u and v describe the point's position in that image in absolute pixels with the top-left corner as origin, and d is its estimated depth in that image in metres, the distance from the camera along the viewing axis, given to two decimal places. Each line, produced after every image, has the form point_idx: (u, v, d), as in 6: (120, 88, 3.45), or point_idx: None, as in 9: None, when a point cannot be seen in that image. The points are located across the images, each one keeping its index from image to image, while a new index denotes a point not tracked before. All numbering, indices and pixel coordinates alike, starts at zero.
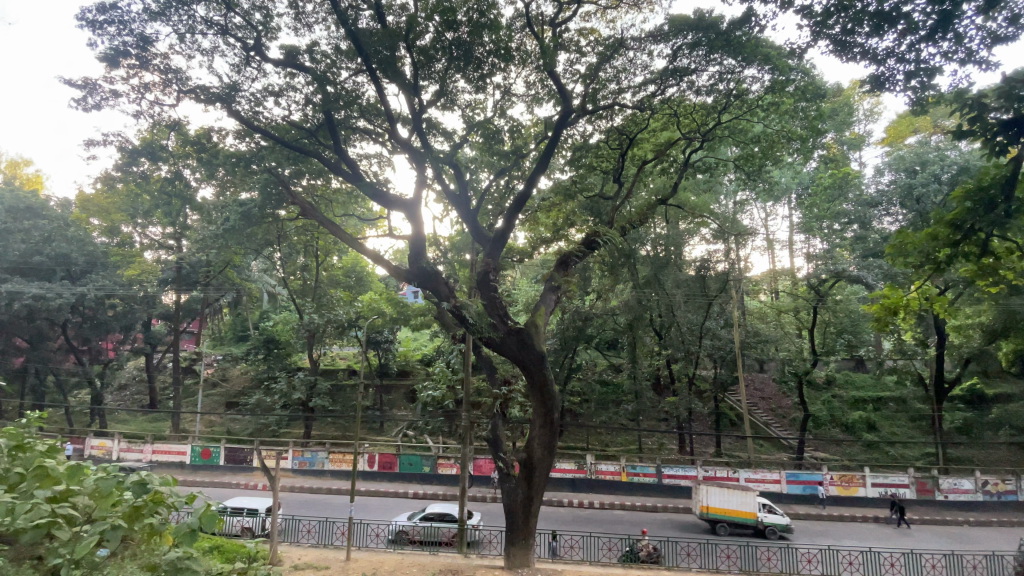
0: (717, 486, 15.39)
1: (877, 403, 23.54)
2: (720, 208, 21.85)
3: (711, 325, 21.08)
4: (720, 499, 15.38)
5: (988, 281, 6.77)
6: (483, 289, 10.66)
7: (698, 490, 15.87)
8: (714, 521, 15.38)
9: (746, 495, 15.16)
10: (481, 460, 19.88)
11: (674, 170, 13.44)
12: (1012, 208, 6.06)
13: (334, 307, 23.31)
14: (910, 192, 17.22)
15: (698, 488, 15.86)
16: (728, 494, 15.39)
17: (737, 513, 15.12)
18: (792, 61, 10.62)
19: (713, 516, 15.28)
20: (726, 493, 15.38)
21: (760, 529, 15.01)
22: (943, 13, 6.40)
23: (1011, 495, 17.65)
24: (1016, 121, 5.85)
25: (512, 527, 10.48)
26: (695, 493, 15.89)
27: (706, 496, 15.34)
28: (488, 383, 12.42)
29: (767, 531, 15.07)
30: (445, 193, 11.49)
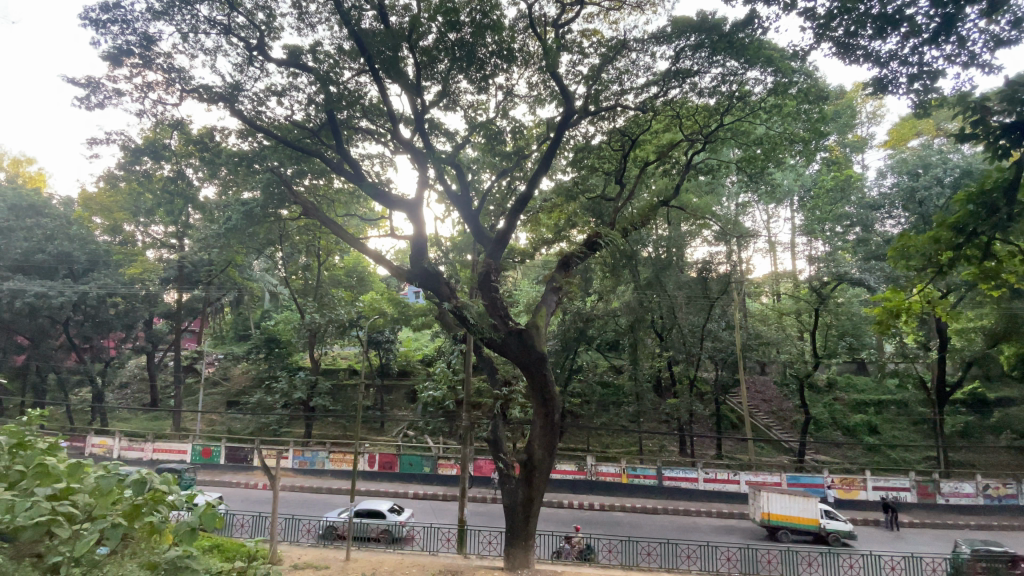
0: (779, 493, 15.15)
1: (878, 406, 23.50)
2: (722, 210, 21.83)
3: (712, 327, 21.05)
4: (782, 506, 15.17)
5: (990, 284, 6.76)
6: (484, 289, 10.67)
7: (757, 496, 15.58)
8: (775, 527, 15.13)
9: (809, 501, 14.99)
10: (482, 461, 19.88)
11: (676, 172, 13.45)
12: (1014, 212, 6.06)
13: (335, 307, 23.32)
14: (912, 195, 17.19)
15: (757, 495, 15.57)
16: (789, 501, 15.14)
17: (800, 520, 14.94)
18: (795, 63, 10.62)
19: (774, 523, 15.03)
20: (788, 499, 15.18)
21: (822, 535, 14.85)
22: (946, 16, 6.39)
23: (1012, 499, 17.59)
24: (1020, 124, 5.84)
25: (512, 528, 10.47)
26: (753, 498, 15.60)
27: (769, 503, 15.05)
28: (489, 383, 12.43)
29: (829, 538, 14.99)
30: (447, 194, 11.50)
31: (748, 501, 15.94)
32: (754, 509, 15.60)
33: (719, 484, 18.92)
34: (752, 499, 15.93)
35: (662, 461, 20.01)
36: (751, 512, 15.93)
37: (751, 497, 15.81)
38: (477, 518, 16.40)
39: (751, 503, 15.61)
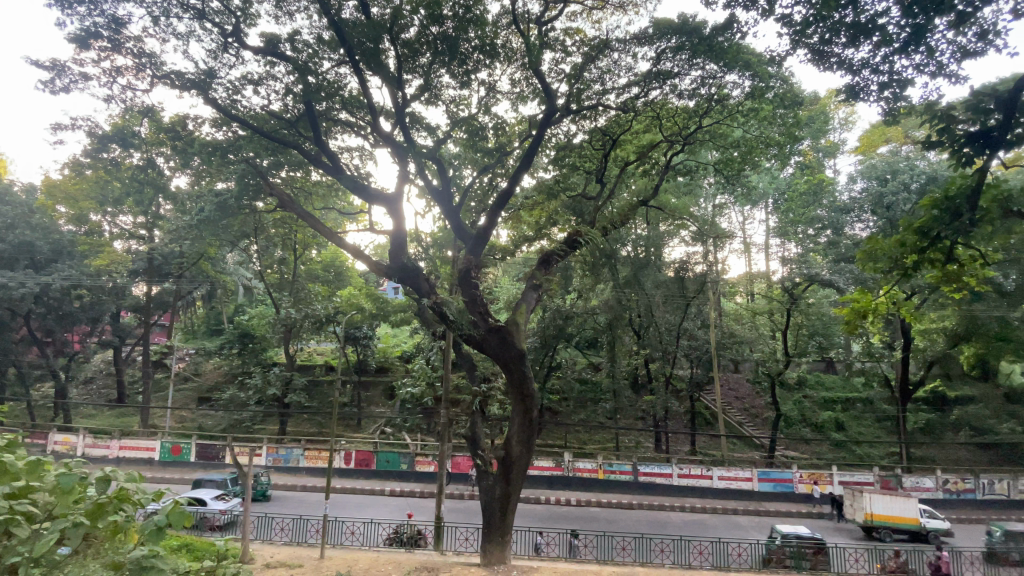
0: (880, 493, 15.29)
1: (845, 403, 24.31)
2: (699, 211, 22.22)
3: (689, 326, 21.43)
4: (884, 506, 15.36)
5: (952, 287, 7.01)
6: (465, 286, 10.64)
7: (857, 497, 15.76)
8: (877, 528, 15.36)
9: (910, 501, 15.18)
10: (459, 458, 19.84)
11: (655, 172, 13.58)
12: (976, 218, 6.32)
13: (312, 301, 22.89)
14: (881, 200, 17.83)
15: (856, 495, 15.75)
16: (891, 501, 15.35)
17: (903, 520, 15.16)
18: (772, 68, 10.87)
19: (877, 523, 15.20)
20: (889, 500, 15.35)
21: (922, 534, 15.10)
22: (916, 27, 6.62)
23: (970, 493, 18.33)
24: (983, 133, 6.10)
25: (489, 524, 10.48)
26: (853, 499, 15.84)
27: (871, 504, 15.21)
28: (468, 380, 12.41)
29: (928, 536, 15.27)
30: (428, 189, 11.40)
31: (845, 502, 16.16)
32: (855, 510, 15.84)
33: (694, 479, 19.28)
34: (849, 500, 16.14)
35: (637, 456, 20.29)
36: (848, 512, 16.18)
37: (850, 497, 16.02)
38: (455, 514, 16.37)
39: (852, 504, 15.81)
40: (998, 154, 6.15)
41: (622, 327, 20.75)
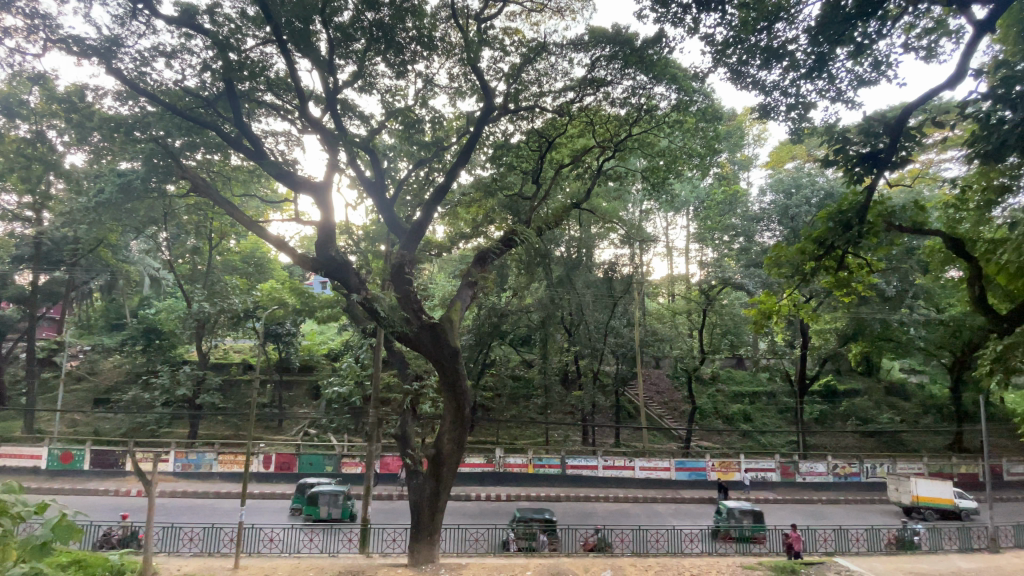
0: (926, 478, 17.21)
1: (752, 396, 26.54)
2: (627, 215, 23.30)
3: (615, 324, 22.38)
4: (928, 488, 17.33)
5: (842, 291, 7.93)
6: (398, 281, 10.42)
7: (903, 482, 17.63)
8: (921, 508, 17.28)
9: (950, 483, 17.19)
10: (389, 458, 19.45)
11: (588, 176, 14.02)
12: (863, 230, 7.19)
13: (229, 295, 21.36)
14: (786, 211, 19.71)
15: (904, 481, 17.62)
16: (933, 484, 17.34)
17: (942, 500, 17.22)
18: (696, 83, 11.61)
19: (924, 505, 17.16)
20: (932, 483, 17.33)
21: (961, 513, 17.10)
22: (820, 55, 7.40)
23: (855, 476, 20.60)
24: (871, 155, 6.93)
25: (418, 524, 10.33)
26: (899, 485, 17.70)
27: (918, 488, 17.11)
28: (399, 378, 12.16)
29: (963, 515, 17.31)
30: (360, 180, 11.02)
31: (890, 487, 18.10)
32: (900, 494, 17.73)
33: (617, 470, 20.24)
34: (893, 485, 18.03)
35: (566, 450, 20.94)
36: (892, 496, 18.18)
37: (894, 484, 17.97)
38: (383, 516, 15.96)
39: (899, 489, 17.66)
40: (882, 175, 7.02)
41: (554, 324, 21.30)
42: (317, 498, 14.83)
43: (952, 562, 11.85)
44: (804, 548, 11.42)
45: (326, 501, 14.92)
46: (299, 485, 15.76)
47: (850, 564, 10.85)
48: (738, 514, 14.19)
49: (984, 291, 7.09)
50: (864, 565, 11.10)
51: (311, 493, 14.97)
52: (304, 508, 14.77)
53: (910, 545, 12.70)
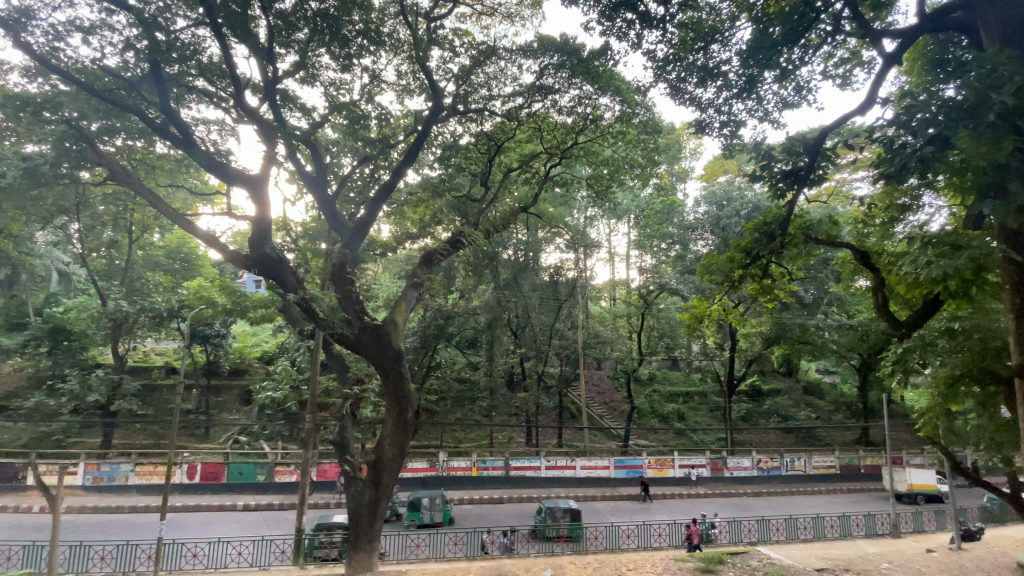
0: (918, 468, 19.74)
1: (686, 396, 27.96)
2: (573, 221, 23.90)
3: (560, 327, 22.84)
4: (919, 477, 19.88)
5: (766, 297, 8.60)
6: (338, 281, 10.07)
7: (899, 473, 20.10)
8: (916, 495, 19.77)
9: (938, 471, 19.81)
10: (327, 465, 18.76)
11: (535, 182, 14.27)
12: (784, 242, 7.85)
13: (150, 294, 19.83)
14: (718, 222, 20.98)
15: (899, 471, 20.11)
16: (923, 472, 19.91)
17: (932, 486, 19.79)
18: (638, 96, 12.14)
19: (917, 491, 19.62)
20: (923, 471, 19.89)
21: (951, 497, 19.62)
22: (750, 77, 8.00)
23: (776, 470, 22.19)
24: (793, 172, 7.56)
25: (356, 532, 10.01)
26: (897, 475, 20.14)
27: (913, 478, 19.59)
28: (339, 382, 11.73)
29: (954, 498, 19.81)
30: (300, 175, 10.58)
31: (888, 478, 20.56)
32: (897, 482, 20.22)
33: (559, 471, 20.66)
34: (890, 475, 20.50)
35: (510, 452, 21.10)
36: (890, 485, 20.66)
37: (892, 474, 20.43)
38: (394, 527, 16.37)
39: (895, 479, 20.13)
40: (801, 190, 7.67)
41: (500, 327, 21.44)
42: (420, 503, 15.67)
43: (858, 546, 13.03)
44: (702, 538, 12.49)
45: (428, 506, 15.80)
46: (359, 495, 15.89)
47: (770, 552, 11.68)
48: (553, 512, 14.48)
49: (886, 299, 7.91)
50: (781, 552, 12.00)
51: (413, 499, 15.62)
52: (412, 515, 15.37)
53: (821, 532, 13.88)
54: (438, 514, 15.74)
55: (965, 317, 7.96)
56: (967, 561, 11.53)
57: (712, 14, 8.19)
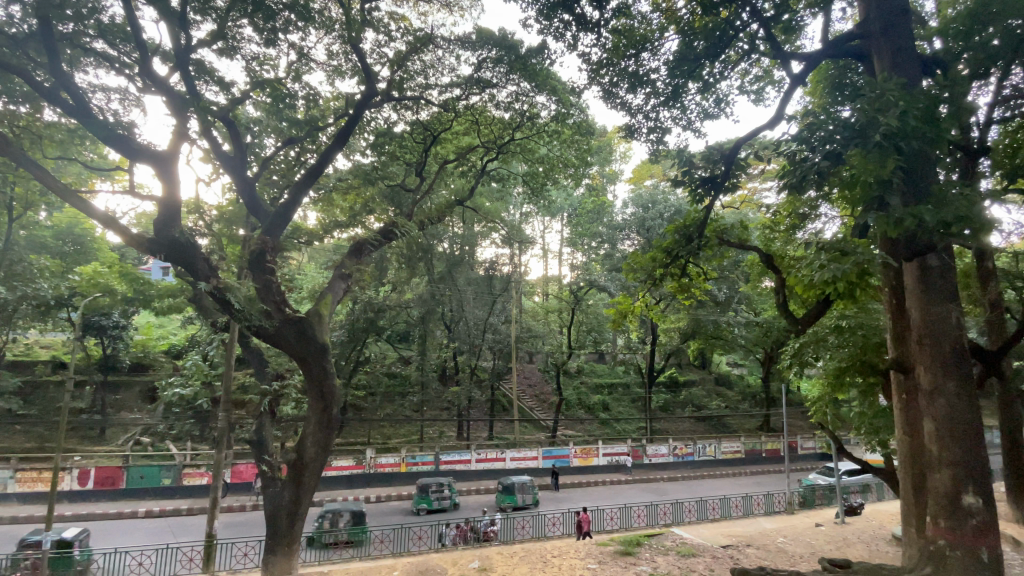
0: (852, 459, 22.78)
1: (611, 388, 29.27)
2: (508, 216, 24.10)
3: (494, 321, 22.96)
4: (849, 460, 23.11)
5: (683, 294, 9.22)
6: (257, 270, 9.47)
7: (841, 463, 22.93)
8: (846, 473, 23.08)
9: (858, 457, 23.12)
10: (242, 466, 17.65)
11: (472, 175, 14.25)
12: (700, 244, 8.46)
13: (34, 279, 17.58)
14: (643, 223, 22.04)
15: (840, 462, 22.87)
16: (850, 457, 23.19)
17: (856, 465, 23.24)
18: (573, 98, 12.47)
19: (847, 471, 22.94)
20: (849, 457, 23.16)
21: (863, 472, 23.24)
22: (675, 87, 8.53)
23: (690, 455, 23.83)
24: (710, 179, 8.19)
25: (274, 534, 9.50)
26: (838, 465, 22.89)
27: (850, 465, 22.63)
28: (257, 378, 11.04)
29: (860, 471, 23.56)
30: (216, 154, 9.80)
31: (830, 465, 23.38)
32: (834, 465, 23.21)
33: (489, 463, 20.85)
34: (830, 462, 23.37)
35: (439, 447, 20.97)
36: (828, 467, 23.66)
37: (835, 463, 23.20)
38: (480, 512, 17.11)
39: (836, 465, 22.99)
40: (717, 196, 8.32)
41: (434, 321, 21.22)
42: (514, 487, 16.70)
43: (757, 523, 14.38)
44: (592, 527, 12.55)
45: (520, 489, 16.87)
46: (421, 486, 16.46)
47: (683, 533, 12.59)
48: (334, 518, 13.60)
49: (785, 298, 8.77)
50: (692, 532, 12.97)
51: (507, 483, 16.69)
52: (509, 498, 16.33)
53: (727, 511, 15.15)
54: (530, 496, 16.75)
55: (850, 316, 9.04)
56: (847, 533, 13.05)
57: (643, 23, 8.62)
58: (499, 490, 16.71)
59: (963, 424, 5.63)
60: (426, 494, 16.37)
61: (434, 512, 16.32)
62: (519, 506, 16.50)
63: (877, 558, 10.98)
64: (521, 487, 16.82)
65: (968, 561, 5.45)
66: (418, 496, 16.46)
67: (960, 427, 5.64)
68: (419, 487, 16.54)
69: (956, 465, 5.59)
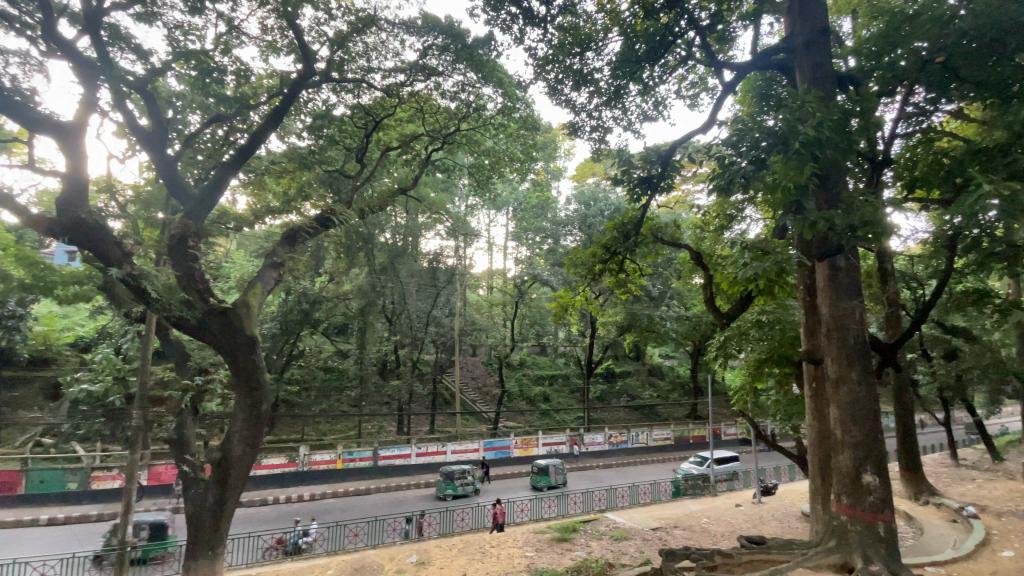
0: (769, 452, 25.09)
1: (551, 379, 29.85)
2: (452, 207, 23.83)
3: (437, 313, 22.55)
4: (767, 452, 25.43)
5: (621, 289, 9.52)
6: (177, 257, 8.76)
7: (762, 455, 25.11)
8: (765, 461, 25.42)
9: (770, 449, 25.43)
10: (161, 467, 16.47)
11: (416, 164, 13.95)
12: (637, 240, 8.76)
13: None
14: (585, 219, 22.50)
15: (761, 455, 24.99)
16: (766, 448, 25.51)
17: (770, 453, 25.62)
18: (519, 91, 12.49)
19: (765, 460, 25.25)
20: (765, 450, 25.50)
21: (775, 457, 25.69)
22: (617, 88, 8.77)
23: (624, 443, 24.81)
24: (647, 178, 8.48)
25: (196, 538, 8.93)
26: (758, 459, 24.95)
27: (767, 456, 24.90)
28: (176, 372, 10.26)
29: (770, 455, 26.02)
30: (133, 129, 8.95)
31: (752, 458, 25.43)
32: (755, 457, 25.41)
33: (429, 457, 20.68)
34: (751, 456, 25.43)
35: (377, 442, 20.54)
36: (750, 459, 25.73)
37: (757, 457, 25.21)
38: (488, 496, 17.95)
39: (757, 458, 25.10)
40: (653, 196, 8.65)
41: (374, 313, 20.70)
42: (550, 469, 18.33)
43: (684, 505, 15.25)
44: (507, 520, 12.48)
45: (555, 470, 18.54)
46: (446, 474, 17.40)
47: (616, 518, 13.12)
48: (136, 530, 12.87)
49: (713, 294, 9.27)
50: (625, 516, 13.54)
51: (543, 466, 18.29)
52: (544, 478, 17.97)
53: (657, 496, 15.93)
54: (563, 477, 18.41)
55: (770, 312, 9.72)
56: (763, 512, 14.13)
57: (588, 22, 8.75)
58: (534, 472, 18.32)
59: (863, 410, 6.22)
60: (452, 481, 17.28)
61: (459, 497, 17.25)
62: (554, 486, 18.12)
63: (788, 533, 11.97)
64: (556, 469, 18.47)
65: (865, 533, 6.05)
66: (443, 483, 17.28)
67: (860, 413, 6.23)
68: (444, 474, 17.37)
69: (857, 448, 6.18)
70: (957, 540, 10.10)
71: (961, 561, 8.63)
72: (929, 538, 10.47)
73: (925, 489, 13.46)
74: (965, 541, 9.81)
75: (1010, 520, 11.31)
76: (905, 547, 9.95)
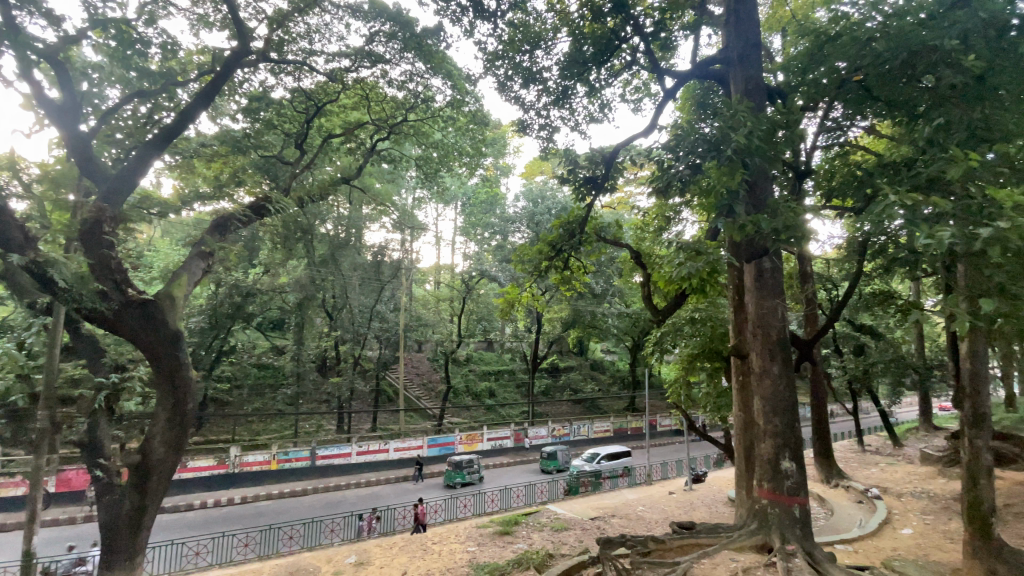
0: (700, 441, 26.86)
1: (497, 374, 30.03)
2: (399, 200, 23.32)
3: (381, 308, 21.96)
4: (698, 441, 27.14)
5: (565, 286, 9.70)
6: (90, 244, 7.99)
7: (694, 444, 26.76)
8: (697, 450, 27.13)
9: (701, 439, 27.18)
10: (71, 472, 15.10)
11: (360, 153, 13.54)
12: (581, 239, 8.95)
13: None
14: (533, 216, 22.70)
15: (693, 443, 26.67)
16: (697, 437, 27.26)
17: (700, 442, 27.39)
18: (468, 85, 12.41)
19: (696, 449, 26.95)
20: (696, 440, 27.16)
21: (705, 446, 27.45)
22: (565, 88, 8.90)
23: (566, 436, 25.39)
24: (592, 178, 8.67)
25: (111, 548, 8.26)
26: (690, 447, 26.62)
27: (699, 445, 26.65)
28: (90, 369, 9.43)
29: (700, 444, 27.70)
30: (40, 100, 8.08)
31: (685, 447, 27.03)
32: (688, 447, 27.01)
33: (371, 455, 20.23)
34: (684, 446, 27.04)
35: (316, 441, 19.83)
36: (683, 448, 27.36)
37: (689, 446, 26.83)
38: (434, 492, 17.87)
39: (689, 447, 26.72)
40: (597, 196, 8.86)
41: (313, 307, 19.94)
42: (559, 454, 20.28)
43: (622, 495, 15.85)
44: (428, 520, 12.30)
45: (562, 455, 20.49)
46: (454, 463, 18.30)
47: (557, 509, 13.42)
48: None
49: (651, 293, 9.62)
50: (566, 507, 13.86)
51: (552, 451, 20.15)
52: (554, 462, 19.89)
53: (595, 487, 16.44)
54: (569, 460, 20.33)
55: (702, 310, 10.22)
56: (695, 499, 14.92)
57: (538, 21, 8.82)
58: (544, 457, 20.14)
59: (783, 402, 6.70)
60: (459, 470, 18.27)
61: (467, 485, 18.24)
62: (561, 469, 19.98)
63: (717, 518, 12.72)
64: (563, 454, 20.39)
65: (783, 515, 6.54)
66: (451, 472, 18.21)
67: (781, 404, 6.70)
68: (452, 465, 18.29)
69: (777, 436, 6.65)
70: (862, 519, 11.13)
71: (865, 539, 9.51)
72: (840, 518, 11.47)
73: (835, 473, 14.72)
74: (870, 520, 10.82)
75: (907, 499, 12.59)
76: (818, 527, 10.85)
